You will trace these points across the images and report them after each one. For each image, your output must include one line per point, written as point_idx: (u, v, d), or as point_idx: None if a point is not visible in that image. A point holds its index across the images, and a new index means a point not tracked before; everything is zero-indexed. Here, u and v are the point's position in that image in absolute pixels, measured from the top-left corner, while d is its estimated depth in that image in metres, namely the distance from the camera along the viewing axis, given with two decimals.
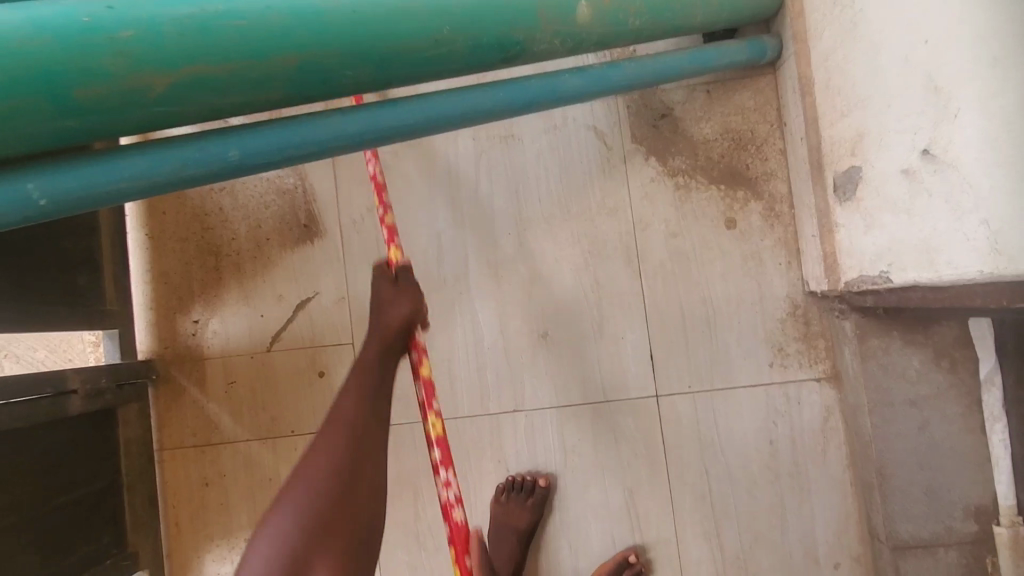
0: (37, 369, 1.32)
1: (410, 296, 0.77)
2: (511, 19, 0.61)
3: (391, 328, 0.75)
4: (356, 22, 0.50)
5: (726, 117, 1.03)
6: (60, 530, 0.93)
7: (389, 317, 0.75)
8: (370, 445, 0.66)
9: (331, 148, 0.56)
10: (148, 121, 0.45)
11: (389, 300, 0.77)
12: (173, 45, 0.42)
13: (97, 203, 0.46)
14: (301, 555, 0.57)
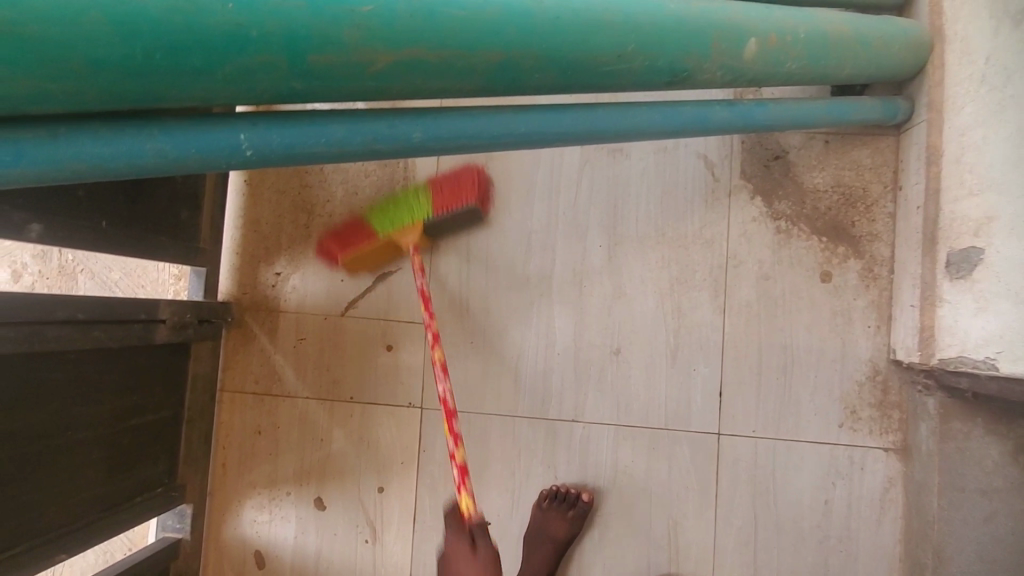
0: (110, 290, 1.34)
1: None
2: (687, 46, 0.62)
3: None
4: (556, 28, 0.52)
5: (842, 171, 1.02)
6: (127, 452, 0.95)
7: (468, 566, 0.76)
8: None
9: (500, 142, 0.57)
10: (358, 92, 0.47)
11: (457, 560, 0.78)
12: (404, 25, 0.44)
13: (294, 161, 0.48)
14: None
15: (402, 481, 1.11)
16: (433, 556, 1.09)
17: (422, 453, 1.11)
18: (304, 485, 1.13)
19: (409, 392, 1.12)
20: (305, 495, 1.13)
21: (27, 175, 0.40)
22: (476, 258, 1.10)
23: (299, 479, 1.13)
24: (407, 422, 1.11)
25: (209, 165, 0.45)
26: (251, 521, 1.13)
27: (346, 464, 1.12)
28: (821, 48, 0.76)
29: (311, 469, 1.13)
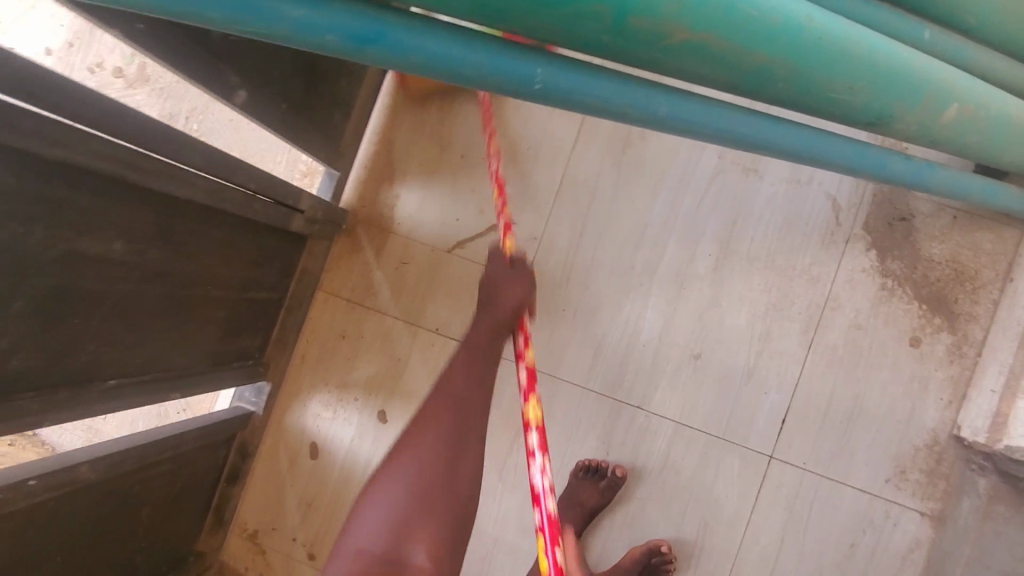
0: None
1: (522, 284, 0.73)
2: (903, 97, 0.66)
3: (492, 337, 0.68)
4: (818, 49, 0.55)
5: (960, 248, 1.05)
6: (236, 319, 1.01)
7: (503, 302, 0.71)
8: (440, 483, 0.56)
9: (719, 137, 0.63)
10: (642, 58, 0.51)
11: (500, 280, 0.74)
12: (710, 11, 0.48)
13: (565, 105, 0.53)
14: (410, 512, 0.55)
15: None
16: None
17: None
18: (372, 395, 1.20)
19: None
20: (370, 405, 1.20)
21: (375, 56, 0.45)
22: (589, 232, 1.15)
23: (369, 389, 1.20)
24: None
25: (504, 90, 0.50)
26: (315, 414, 1.21)
27: (416, 388, 1.19)
28: (1001, 129, 0.80)
29: (383, 383, 1.20)
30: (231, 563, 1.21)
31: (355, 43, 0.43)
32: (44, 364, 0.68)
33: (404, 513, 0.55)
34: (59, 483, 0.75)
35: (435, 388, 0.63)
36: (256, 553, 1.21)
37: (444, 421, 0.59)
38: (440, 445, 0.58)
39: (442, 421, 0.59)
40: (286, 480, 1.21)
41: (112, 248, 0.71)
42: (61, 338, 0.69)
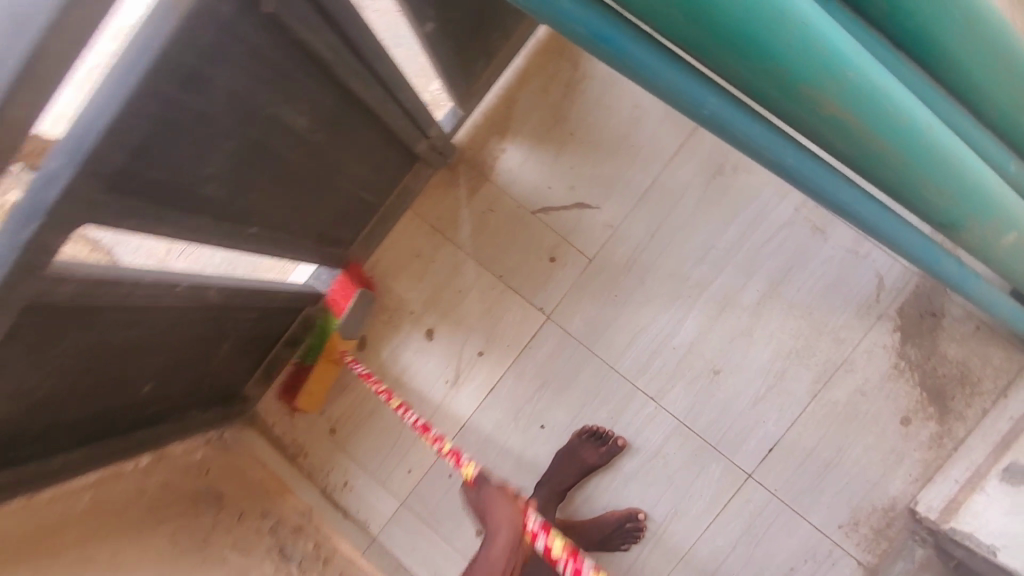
0: None
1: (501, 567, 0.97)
2: (977, 211, 0.78)
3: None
4: (928, 152, 0.68)
5: (972, 354, 1.18)
6: (345, 210, 1.15)
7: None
8: None
9: (821, 195, 0.75)
10: (794, 116, 0.63)
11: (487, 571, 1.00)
12: (861, 98, 0.60)
13: (719, 132, 0.66)
14: None
15: (498, 357, 1.32)
16: (488, 423, 1.32)
17: (527, 348, 1.31)
18: (426, 313, 1.34)
19: (545, 300, 1.31)
20: (422, 322, 1.34)
21: (604, 51, 0.58)
22: (661, 236, 1.28)
23: (426, 308, 1.34)
24: (530, 320, 1.32)
25: (681, 106, 0.63)
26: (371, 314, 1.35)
27: (467, 320, 1.33)
28: None
29: (439, 307, 1.34)
30: (262, 414, 1.37)
31: (596, 38, 0.56)
32: (223, 200, 0.81)
33: None
34: (197, 296, 0.89)
35: None
36: (287, 413, 1.37)
37: None
38: None
39: None
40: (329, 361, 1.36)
41: (299, 122, 0.83)
42: (240, 183, 0.82)
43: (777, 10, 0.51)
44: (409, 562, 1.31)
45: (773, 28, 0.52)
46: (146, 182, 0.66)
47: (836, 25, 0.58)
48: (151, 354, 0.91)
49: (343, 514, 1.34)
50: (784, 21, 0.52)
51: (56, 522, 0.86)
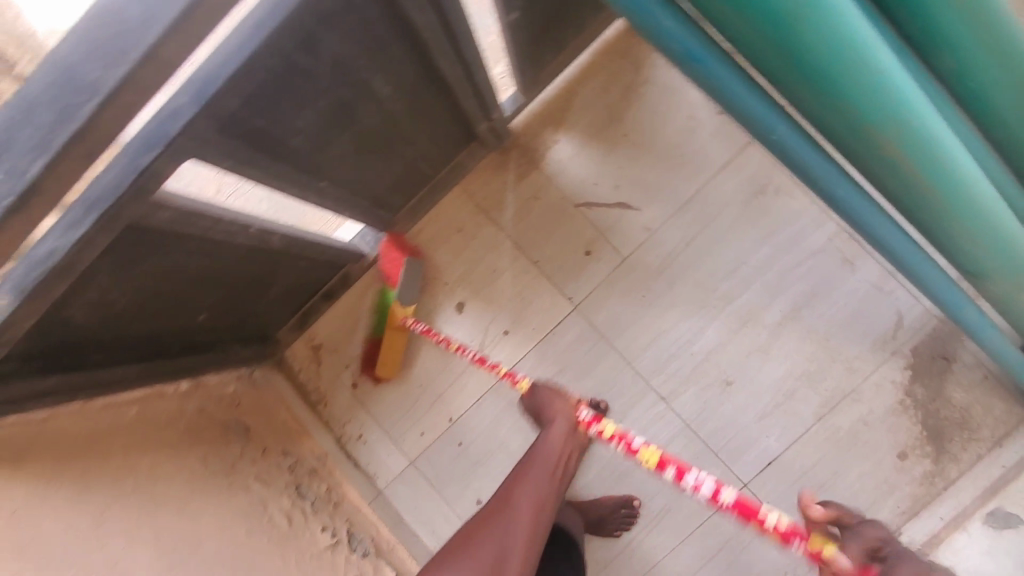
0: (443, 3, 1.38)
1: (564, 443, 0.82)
2: (1006, 265, 0.82)
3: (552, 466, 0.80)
4: (971, 203, 0.72)
5: (976, 402, 1.22)
6: (401, 178, 1.20)
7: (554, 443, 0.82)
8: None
9: (864, 229, 0.80)
10: (855, 153, 0.67)
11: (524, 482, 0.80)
12: (920, 146, 0.64)
13: (782, 157, 0.71)
14: None
15: (522, 338, 1.38)
16: (503, 399, 1.37)
17: (550, 333, 1.37)
18: (460, 286, 1.40)
19: (574, 291, 1.36)
20: (454, 294, 1.40)
21: (691, 69, 0.62)
22: (695, 246, 1.33)
23: (460, 281, 1.40)
24: (558, 307, 1.37)
25: (751, 128, 0.68)
26: None
27: (497, 298, 1.39)
28: None
29: (472, 282, 1.40)
30: (290, 359, 1.44)
31: (686, 56, 0.61)
32: (305, 153, 0.86)
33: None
34: (262, 238, 0.95)
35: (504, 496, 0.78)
36: (314, 362, 1.43)
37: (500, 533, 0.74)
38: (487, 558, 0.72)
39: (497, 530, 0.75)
40: (361, 318, 1.42)
41: (384, 90, 0.88)
42: (323, 139, 0.87)
43: (860, 55, 0.55)
44: (409, 519, 1.37)
45: (853, 72, 0.56)
46: (248, 127, 0.72)
47: (910, 75, 0.62)
48: (211, 285, 0.97)
49: (354, 464, 1.40)
50: (864, 66, 0.56)
51: (107, 428, 0.93)
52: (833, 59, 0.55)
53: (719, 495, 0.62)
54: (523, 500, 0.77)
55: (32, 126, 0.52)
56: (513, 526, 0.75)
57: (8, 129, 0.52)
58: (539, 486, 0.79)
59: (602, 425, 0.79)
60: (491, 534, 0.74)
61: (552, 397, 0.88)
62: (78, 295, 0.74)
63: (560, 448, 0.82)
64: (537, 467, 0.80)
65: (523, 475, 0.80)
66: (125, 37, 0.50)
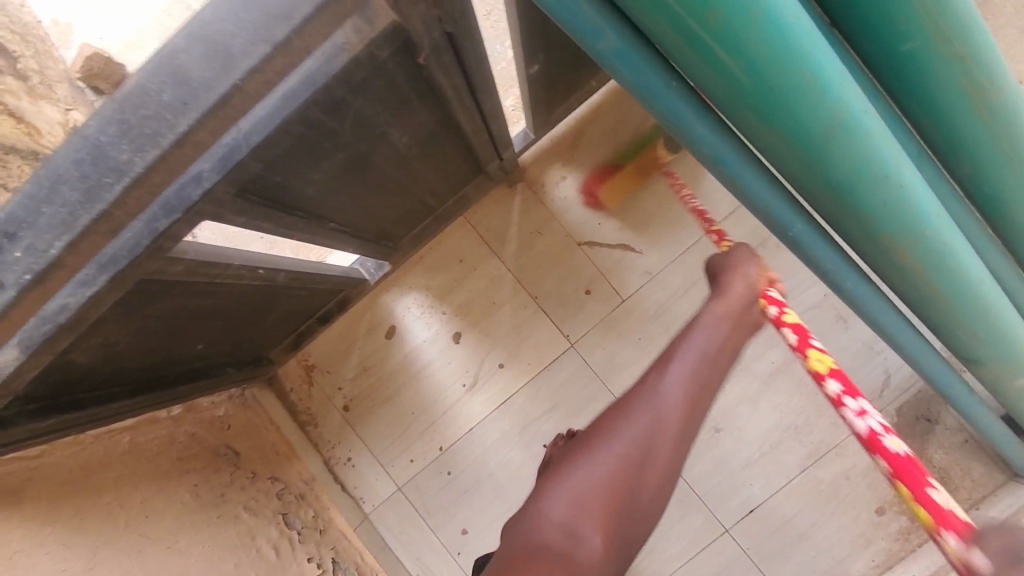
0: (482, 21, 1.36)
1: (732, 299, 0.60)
2: (998, 357, 0.85)
3: (713, 344, 0.55)
4: (974, 306, 0.74)
5: (956, 464, 1.25)
6: (409, 213, 1.20)
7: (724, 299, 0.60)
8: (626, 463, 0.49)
9: (867, 316, 0.82)
10: (868, 255, 0.69)
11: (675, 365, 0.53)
12: (935, 257, 0.65)
13: (796, 250, 0.72)
14: (600, 494, 0.48)
15: (518, 372, 1.38)
16: (495, 431, 1.38)
17: (546, 369, 1.38)
18: (458, 316, 1.40)
19: (572, 328, 1.37)
20: (452, 323, 1.40)
21: (718, 169, 0.63)
22: (694, 292, 1.34)
23: (458, 311, 1.40)
24: (554, 344, 1.38)
25: (770, 223, 0.69)
26: (407, 304, 1.41)
27: (495, 330, 1.39)
28: None
29: (471, 313, 1.40)
30: (282, 378, 1.43)
31: (714, 158, 0.61)
32: (319, 202, 0.86)
33: (633, 475, 0.48)
34: (267, 277, 0.95)
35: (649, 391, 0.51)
36: (307, 382, 1.43)
37: (654, 419, 0.50)
38: (636, 442, 0.49)
39: (651, 416, 0.50)
40: (358, 341, 1.42)
41: (403, 142, 0.88)
42: (338, 189, 0.87)
43: (883, 175, 0.56)
44: (393, 545, 1.37)
45: (877, 193, 0.57)
46: (266, 187, 0.71)
47: (931, 192, 0.63)
48: (211, 320, 0.96)
49: (341, 487, 1.40)
50: (887, 185, 0.56)
51: (99, 462, 0.92)
52: (857, 179, 0.55)
53: (881, 438, 0.46)
54: (674, 375, 0.52)
55: (57, 204, 0.52)
56: (669, 400, 0.51)
57: (33, 204, 0.52)
58: (701, 361, 0.54)
59: (785, 309, 0.62)
60: (640, 406, 0.51)
61: (736, 256, 0.67)
62: (82, 342, 0.74)
63: (724, 327, 0.57)
64: (694, 342, 0.55)
65: (677, 349, 0.55)
66: (158, 124, 0.50)
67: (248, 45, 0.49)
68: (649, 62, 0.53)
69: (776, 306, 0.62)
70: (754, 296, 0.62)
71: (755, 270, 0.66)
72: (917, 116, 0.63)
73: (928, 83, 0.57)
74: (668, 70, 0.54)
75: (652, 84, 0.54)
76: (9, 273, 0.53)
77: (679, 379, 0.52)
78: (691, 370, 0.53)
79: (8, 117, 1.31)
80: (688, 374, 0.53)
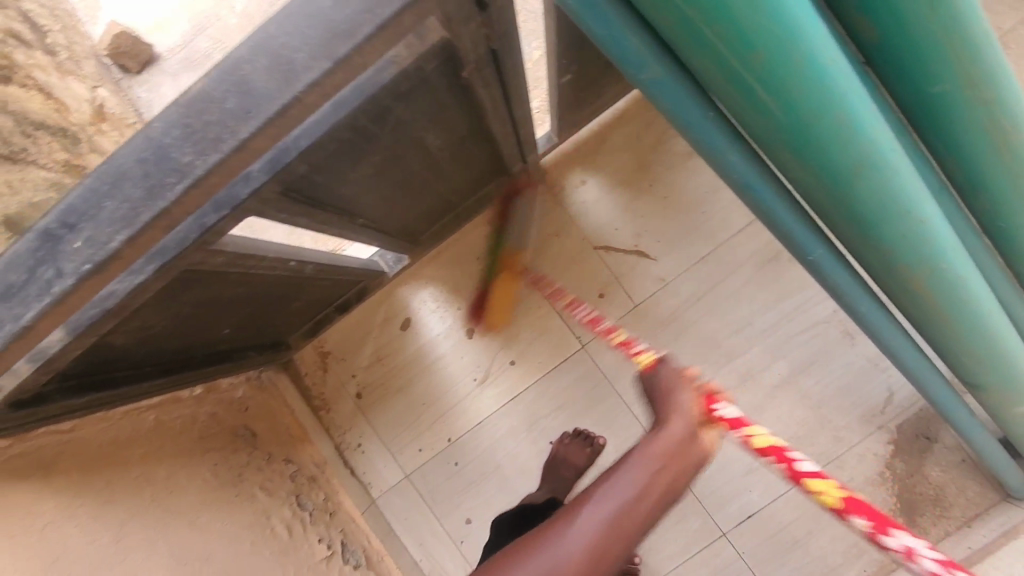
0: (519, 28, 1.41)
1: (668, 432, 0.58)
2: (1001, 384, 0.87)
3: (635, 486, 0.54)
4: (982, 335, 0.76)
5: (952, 482, 1.28)
6: (432, 210, 1.22)
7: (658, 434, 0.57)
8: None
9: (878, 339, 0.84)
10: (884, 282, 0.71)
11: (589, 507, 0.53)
12: (949, 288, 0.68)
13: (815, 273, 0.74)
14: None
15: (528, 370, 1.41)
16: (503, 426, 1.41)
17: (556, 368, 1.41)
18: (473, 313, 1.43)
19: (584, 330, 1.40)
20: (466, 319, 1.43)
21: (746, 194, 0.65)
22: (705, 301, 1.37)
23: (473, 307, 1.43)
24: (566, 344, 1.41)
25: (791, 247, 0.71)
26: (423, 298, 1.45)
27: (508, 327, 1.42)
28: None
29: (486, 309, 1.43)
30: (298, 363, 1.47)
31: (743, 184, 0.64)
32: (353, 200, 0.89)
33: None
34: (297, 269, 0.99)
35: (555, 534, 0.53)
36: (322, 368, 1.47)
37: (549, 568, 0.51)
38: None
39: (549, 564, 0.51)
40: (373, 331, 1.46)
41: (436, 145, 0.90)
42: (372, 188, 0.90)
43: (906, 210, 0.58)
44: (399, 530, 1.41)
45: (899, 227, 0.59)
46: (308, 186, 0.74)
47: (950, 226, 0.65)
48: (240, 307, 1.00)
49: (350, 472, 1.44)
50: (908, 220, 0.59)
51: (127, 437, 0.96)
52: (881, 213, 0.57)
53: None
54: (579, 528, 0.52)
55: (119, 199, 0.55)
56: (570, 549, 0.52)
57: (95, 198, 0.55)
58: (615, 505, 0.53)
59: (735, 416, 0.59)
60: (538, 555, 0.52)
61: (674, 381, 0.62)
62: (122, 326, 0.77)
63: (658, 461, 0.55)
64: (609, 492, 0.54)
65: (594, 494, 0.54)
66: (220, 128, 0.53)
67: (312, 60, 0.51)
68: (690, 93, 0.55)
69: (733, 428, 0.57)
70: (698, 421, 0.59)
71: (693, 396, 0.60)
72: (940, 152, 0.65)
73: (954, 124, 0.60)
74: (706, 101, 0.56)
75: (691, 113, 0.57)
76: (70, 263, 0.56)
77: (586, 526, 0.52)
78: (601, 512, 0.53)
79: (38, 92, 1.29)
80: (596, 521, 0.53)
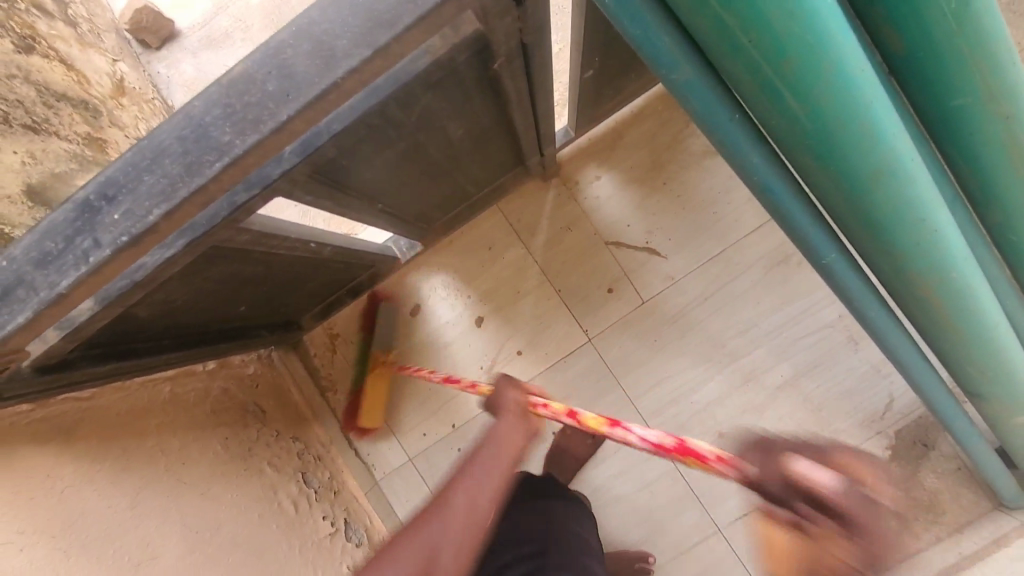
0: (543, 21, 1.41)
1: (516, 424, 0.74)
2: (1002, 394, 0.89)
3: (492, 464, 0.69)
4: (987, 344, 0.78)
5: (946, 490, 1.30)
6: (448, 198, 1.24)
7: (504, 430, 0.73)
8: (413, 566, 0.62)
9: (884, 344, 0.86)
10: (894, 289, 0.72)
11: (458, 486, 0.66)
12: (958, 296, 0.69)
13: (827, 277, 0.76)
14: None
15: (534, 360, 1.43)
16: None
17: (562, 360, 1.42)
18: (482, 302, 1.45)
19: (591, 324, 1.42)
20: (475, 307, 1.45)
21: (765, 196, 0.67)
22: (711, 300, 1.39)
23: (483, 296, 1.45)
24: (573, 336, 1.42)
25: (805, 250, 0.73)
26: (433, 285, 1.46)
27: (516, 318, 1.44)
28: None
29: (495, 299, 1.45)
30: (307, 344, 1.49)
31: (761, 187, 0.65)
32: (375, 185, 0.90)
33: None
34: (316, 251, 1.00)
35: (433, 511, 0.65)
36: (330, 349, 1.49)
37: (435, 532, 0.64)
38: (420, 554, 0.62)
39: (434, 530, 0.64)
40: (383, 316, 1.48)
41: (459, 134, 0.92)
42: (394, 174, 0.91)
43: (920, 219, 0.59)
44: (399, 512, 1.44)
45: (913, 234, 0.61)
46: (335, 169, 0.76)
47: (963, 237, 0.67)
48: (258, 285, 1.01)
49: (354, 452, 1.47)
50: (921, 228, 0.60)
51: (144, 407, 0.98)
52: (897, 220, 0.59)
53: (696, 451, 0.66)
54: (457, 499, 0.66)
55: (158, 174, 0.57)
56: (449, 515, 0.64)
57: (135, 172, 0.57)
58: (482, 478, 0.68)
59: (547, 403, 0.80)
60: (424, 527, 0.64)
61: (506, 386, 0.82)
62: (147, 298, 0.79)
63: (509, 444, 0.71)
64: (474, 469, 0.68)
65: (467, 468, 0.68)
66: (261, 109, 0.54)
67: (352, 47, 0.53)
68: (717, 95, 0.57)
69: (545, 409, 0.78)
70: (525, 420, 0.77)
71: (518, 394, 0.80)
72: (957, 164, 0.67)
73: (974, 137, 0.61)
74: (732, 103, 0.58)
75: (717, 114, 0.58)
76: (108, 234, 0.58)
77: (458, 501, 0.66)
78: (470, 485, 0.67)
79: (59, 63, 1.25)
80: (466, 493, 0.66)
